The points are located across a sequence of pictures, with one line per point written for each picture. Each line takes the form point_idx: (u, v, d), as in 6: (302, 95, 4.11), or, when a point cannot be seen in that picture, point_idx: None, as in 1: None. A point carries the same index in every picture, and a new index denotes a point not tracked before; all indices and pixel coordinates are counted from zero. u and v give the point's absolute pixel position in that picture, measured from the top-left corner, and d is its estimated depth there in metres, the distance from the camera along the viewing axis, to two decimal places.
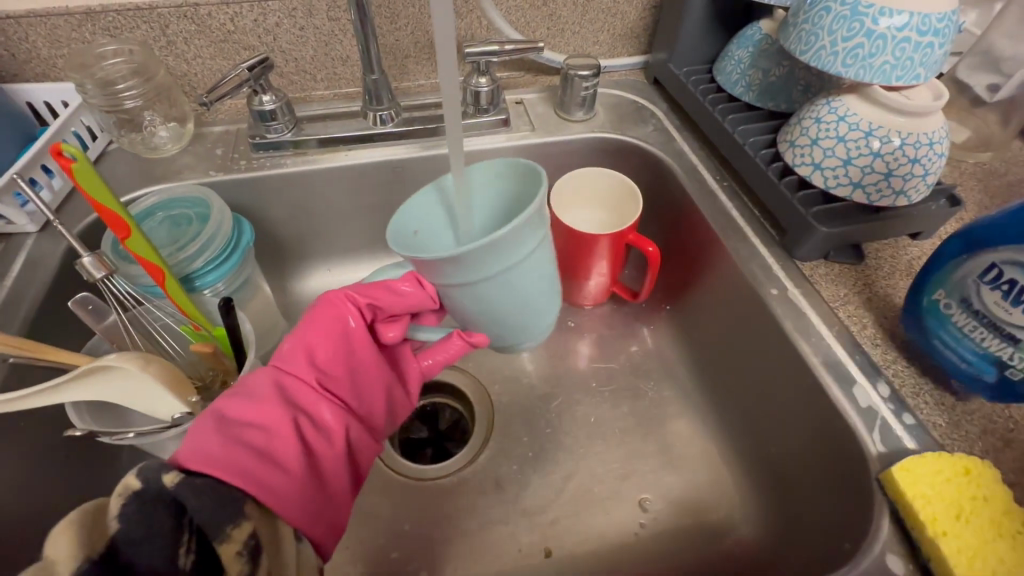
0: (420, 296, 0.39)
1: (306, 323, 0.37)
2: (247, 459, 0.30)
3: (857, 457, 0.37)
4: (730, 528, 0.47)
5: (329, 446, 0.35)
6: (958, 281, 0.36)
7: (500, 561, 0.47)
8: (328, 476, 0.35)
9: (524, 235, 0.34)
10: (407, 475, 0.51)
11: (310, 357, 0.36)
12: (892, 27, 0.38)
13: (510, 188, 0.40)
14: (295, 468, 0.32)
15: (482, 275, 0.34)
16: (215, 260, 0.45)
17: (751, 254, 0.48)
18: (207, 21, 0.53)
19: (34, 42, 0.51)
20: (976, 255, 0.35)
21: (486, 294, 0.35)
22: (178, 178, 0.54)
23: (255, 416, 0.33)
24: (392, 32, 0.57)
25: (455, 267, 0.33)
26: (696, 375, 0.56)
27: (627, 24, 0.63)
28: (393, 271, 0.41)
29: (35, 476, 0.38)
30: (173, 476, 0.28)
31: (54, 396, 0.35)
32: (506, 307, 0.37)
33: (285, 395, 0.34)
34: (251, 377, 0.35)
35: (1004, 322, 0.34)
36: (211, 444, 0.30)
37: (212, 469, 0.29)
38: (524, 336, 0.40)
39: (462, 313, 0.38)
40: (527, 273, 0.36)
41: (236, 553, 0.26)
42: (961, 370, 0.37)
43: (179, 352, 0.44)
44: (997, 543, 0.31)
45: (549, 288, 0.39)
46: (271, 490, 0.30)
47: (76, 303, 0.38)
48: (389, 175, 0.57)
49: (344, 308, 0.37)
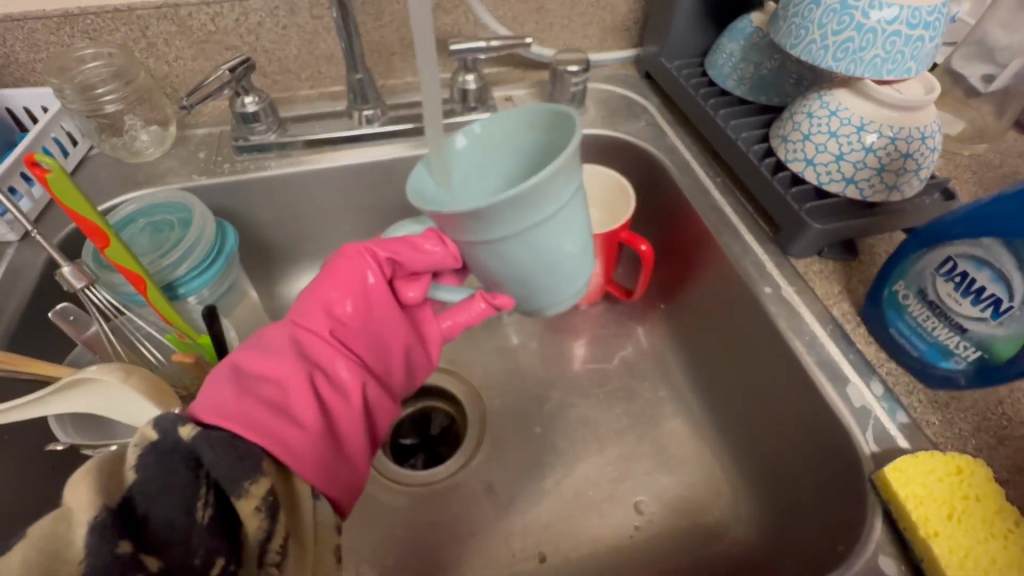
0: (442, 254, 0.37)
1: (324, 276, 0.36)
2: (263, 413, 0.31)
3: (851, 457, 0.36)
4: (725, 529, 0.47)
5: (347, 405, 0.34)
6: (916, 273, 0.38)
7: (494, 564, 0.47)
8: (346, 438, 0.34)
9: (554, 189, 0.33)
10: (390, 478, 0.51)
11: (328, 312, 0.35)
12: (882, 21, 0.38)
13: (539, 138, 0.39)
14: (311, 425, 0.32)
15: (511, 231, 0.33)
16: (198, 267, 0.45)
17: (743, 251, 0.47)
18: (188, 22, 0.52)
19: (11, 47, 0.50)
20: (932, 249, 0.36)
21: (514, 253, 0.34)
22: (163, 183, 0.53)
23: (272, 372, 0.32)
24: (376, 29, 0.56)
25: (477, 224, 0.32)
26: (690, 374, 0.55)
27: (616, 17, 0.62)
28: (411, 224, 0.41)
29: (21, 490, 0.38)
30: (190, 429, 0.28)
31: (38, 408, 0.35)
32: (533, 266, 0.35)
33: (302, 352, 0.34)
34: (268, 333, 0.35)
35: (954, 312, 0.35)
36: (227, 397, 0.31)
37: (228, 421, 0.30)
38: (552, 301, 0.39)
39: (487, 274, 0.36)
40: (553, 232, 0.34)
41: (255, 509, 0.27)
42: (913, 360, 0.38)
43: (164, 362, 0.43)
44: (989, 543, 0.31)
45: (580, 248, 0.37)
46: (286, 446, 0.30)
47: (58, 314, 0.38)
48: (376, 176, 0.57)
49: (364, 262, 0.36)
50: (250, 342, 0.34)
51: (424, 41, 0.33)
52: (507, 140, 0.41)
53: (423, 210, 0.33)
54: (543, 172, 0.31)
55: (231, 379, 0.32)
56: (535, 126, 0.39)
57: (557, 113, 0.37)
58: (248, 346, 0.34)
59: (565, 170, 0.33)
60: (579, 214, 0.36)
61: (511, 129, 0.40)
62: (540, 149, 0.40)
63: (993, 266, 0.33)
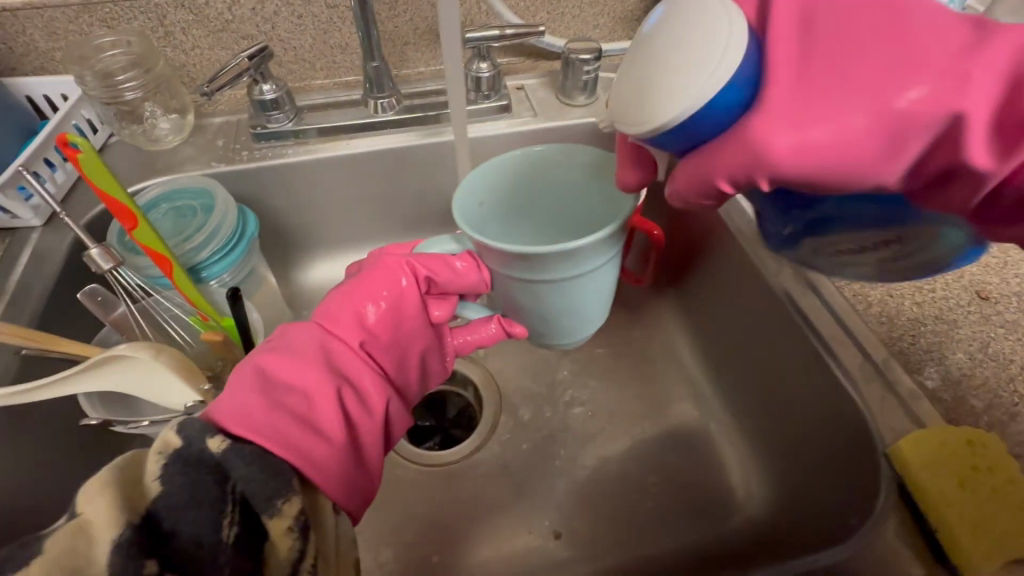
0: (474, 278, 0.40)
1: (357, 287, 0.39)
2: (289, 425, 0.30)
3: (864, 434, 0.37)
4: (736, 508, 0.47)
5: (369, 417, 0.35)
6: (802, 257, 0.35)
7: (510, 545, 0.47)
8: (365, 450, 0.34)
9: (597, 246, 0.36)
10: (406, 458, 0.52)
11: (360, 321, 0.38)
12: None
13: (582, 177, 0.44)
14: (336, 438, 0.32)
15: (541, 278, 0.37)
16: (221, 250, 0.45)
17: (755, 236, 0.48)
18: (205, 11, 0.52)
19: (31, 35, 0.51)
20: (791, 246, 0.34)
21: (539, 293, 0.39)
22: (181, 170, 0.54)
23: (300, 382, 0.33)
24: (391, 18, 0.57)
25: (523, 262, 0.36)
26: (701, 358, 0.56)
27: (627, 7, 0.62)
28: (448, 242, 0.42)
29: (48, 467, 0.39)
30: (219, 441, 0.27)
31: (67, 387, 0.35)
32: (553, 309, 0.40)
33: (328, 361, 0.35)
34: (297, 338, 0.35)
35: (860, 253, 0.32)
36: (255, 407, 0.30)
37: (257, 434, 0.29)
38: (563, 333, 0.43)
39: (507, 299, 0.41)
40: (583, 284, 0.39)
41: (287, 529, 0.26)
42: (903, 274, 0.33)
43: (191, 343, 0.44)
44: (1003, 514, 0.31)
45: (597, 302, 0.42)
46: (312, 459, 0.30)
47: (86, 295, 0.39)
48: (390, 164, 0.57)
49: (401, 277, 0.39)
50: (276, 345, 0.35)
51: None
52: (551, 170, 0.44)
53: (472, 236, 0.36)
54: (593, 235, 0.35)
55: (257, 385, 0.31)
56: (582, 167, 0.43)
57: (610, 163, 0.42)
58: (275, 350, 0.34)
59: (610, 234, 0.36)
60: (608, 272, 0.40)
61: (576, 175, 0.44)
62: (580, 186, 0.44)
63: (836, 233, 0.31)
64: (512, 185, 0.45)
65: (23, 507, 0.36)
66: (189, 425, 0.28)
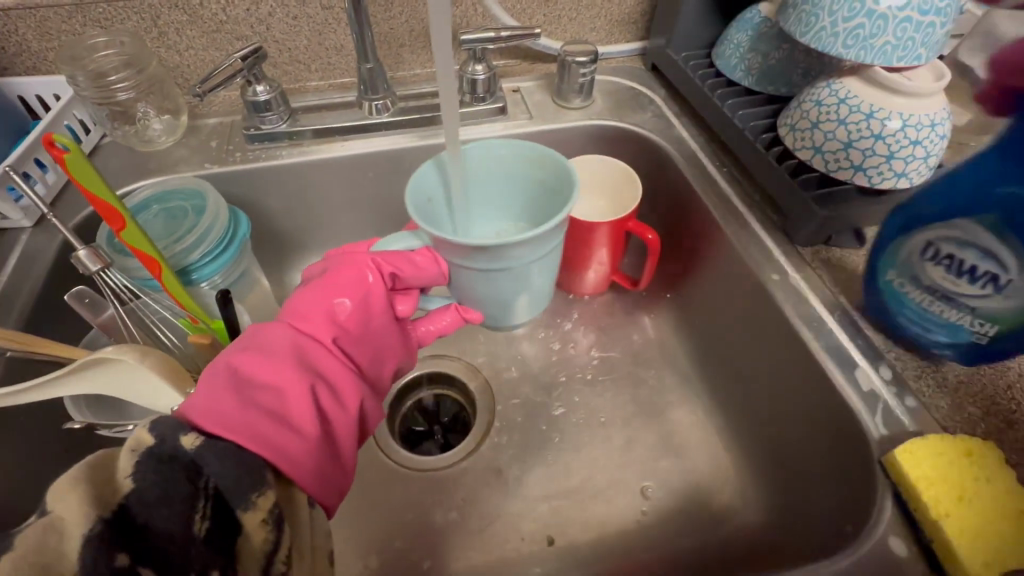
0: (433, 271, 0.40)
1: (327, 284, 0.38)
2: (262, 422, 0.30)
3: (858, 440, 0.37)
4: (732, 515, 0.47)
5: (343, 411, 0.35)
6: (904, 261, 0.38)
7: (503, 550, 0.47)
8: (340, 444, 0.34)
9: (549, 237, 0.38)
10: (396, 460, 0.52)
11: (332, 318, 0.37)
12: (892, 7, 0.38)
13: (528, 171, 0.45)
14: (310, 433, 0.31)
15: (503, 265, 0.38)
16: (211, 252, 0.45)
17: (750, 239, 0.48)
18: (199, 11, 0.52)
19: (24, 35, 0.51)
20: (914, 234, 0.37)
21: (497, 281, 0.40)
22: (173, 171, 0.53)
23: (272, 379, 0.32)
24: (386, 20, 0.57)
25: (483, 253, 0.36)
26: (696, 363, 0.56)
27: (624, 10, 0.62)
28: (409, 237, 0.40)
29: (32, 468, 0.38)
30: (192, 439, 0.27)
31: (56, 389, 0.35)
32: (513, 293, 0.41)
33: (302, 358, 0.34)
34: (268, 336, 0.34)
35: (957, 293, 0.35)
36: (228, 404, 0.29)
37: (230, 430, 0.28)
38: (516, 318, 0.45)
39: (464, 291, 0.41)
40: (538, 270, 0.40)
41: (262, 522, 0.26)
42: (929, 339, 0.38)
43: (177, 345, 0.43)
44: (1000, 525, 0.31)
45: (546, 286, 0.43)
46: (287, 456, 0.30)
47: (74, 296, 0.39)
48: (385, 166, 0.57)
49: (366, 273, 0.38)
50: (246, 343, 0.34)
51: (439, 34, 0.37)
52: (496, 165, 0.45)
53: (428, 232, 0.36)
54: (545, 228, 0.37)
55: (229, 384, 0.30)
56: (527, 161, 0.44)
57: (552, 158, 0.43)
58: (246, 349, 0.33)
59: (555, 231, 0.38)
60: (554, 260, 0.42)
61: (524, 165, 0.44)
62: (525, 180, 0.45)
63: (975, 245, 0.34)
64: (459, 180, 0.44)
65: (6, 511, 0.36)
66: (163, 423, 0.27)
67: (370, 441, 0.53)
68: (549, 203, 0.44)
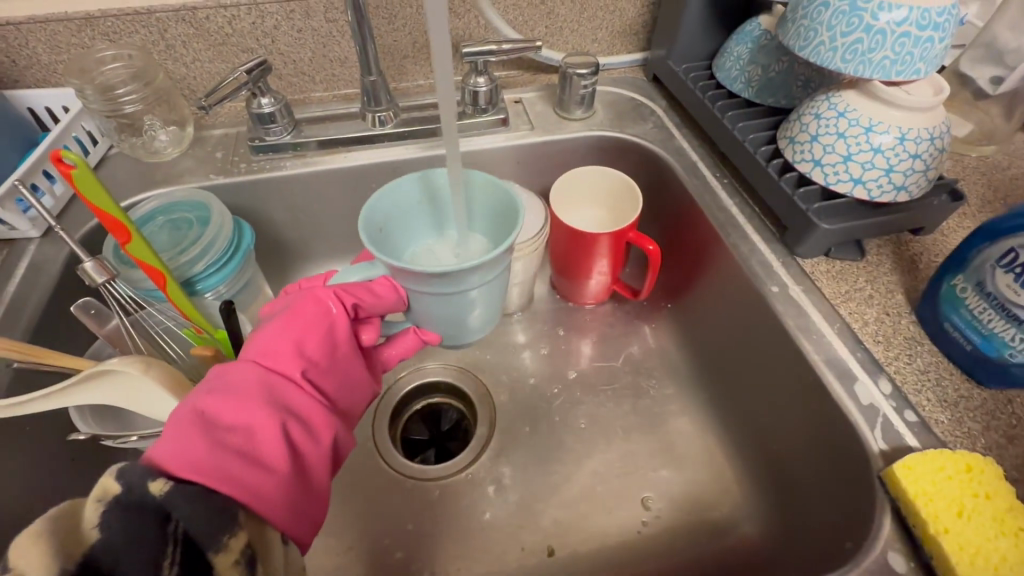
0: (393, 299, 0.39)
1: (287, 320, 0.37)
2: (235, 463, 0.29)
3: (858, 453, 0.37)
4: (733, 525, 0.47)
5: (314, 443, 0.34)
6: (975, 266, 0.38)
7: (503, 560, 0.47)
8: (313, 477, 0.33)
9: (503, 259, 0.37)
10: (392, 467, 0.52)
11: (299, 350, 0.36)
12: (892, 22, 0.38)
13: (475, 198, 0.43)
14: (281, 468, 0.31)
15: (458, 289, 0.37)
16: (215, 263, 0.46)
17: (750, 250, 0.48)
18: (205, 25, 0.53)
19: (34, 48, 0.52)
20: (995, 241, 0.36)
21: (453, 303, 0.38)
22: (179, 181, 0.54)
23: (241, 416, 0.31)
24: (390, 32, 0.57)
25: (440, 279, 0.35)
26: (697, 373, 0.56)
27: (625, 21, 0.62)
28: (366, 267, 0.39)
29: (38, 478, 0.39)
30: (161, 483, 0.25)
31: (60, 400, 0.35)
32: (467, 313, 0.40)
33: (270, 394, 0.33)
34: (233, 375, 0.33)
35: (1013, 303, 0.35)
36: (198, 447, 0.28)
37: (201, 473, 0.27)
38: (472, 335, 0.44)
39: (422, 317, 0.41)
40: (492, 290, 0.39)
41: (233, 564, 0.25)
42: (966, 352, 0.39)
43: (181, 356, 0.43)
44: (998, 541, 0.30)
45: (497, 304, 0.42)
46: (262, 495, 0.29)
47: (79, 308, 0.40)
48: (388, 176, 0.58)
49: (329, 306, 0.38)
50: (211, 384, 0.32)
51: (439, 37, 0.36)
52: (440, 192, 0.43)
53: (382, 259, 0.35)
54: (499, 250, 0.36)
55: (197, 426, 0.29)
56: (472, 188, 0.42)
57: (498, 186, 0.41)
58: (211, 390, 0.32)
59: (506, 254, 0.37)
60: (505, 279, 0.41)
61: (484, 196, 0.42)
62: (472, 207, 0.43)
63: None
64: (418, 205, 0.43)
65: (12, 521, 0.36)
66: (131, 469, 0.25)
67: (370, 450, 0.53)
68: (495, 227, 0.42)
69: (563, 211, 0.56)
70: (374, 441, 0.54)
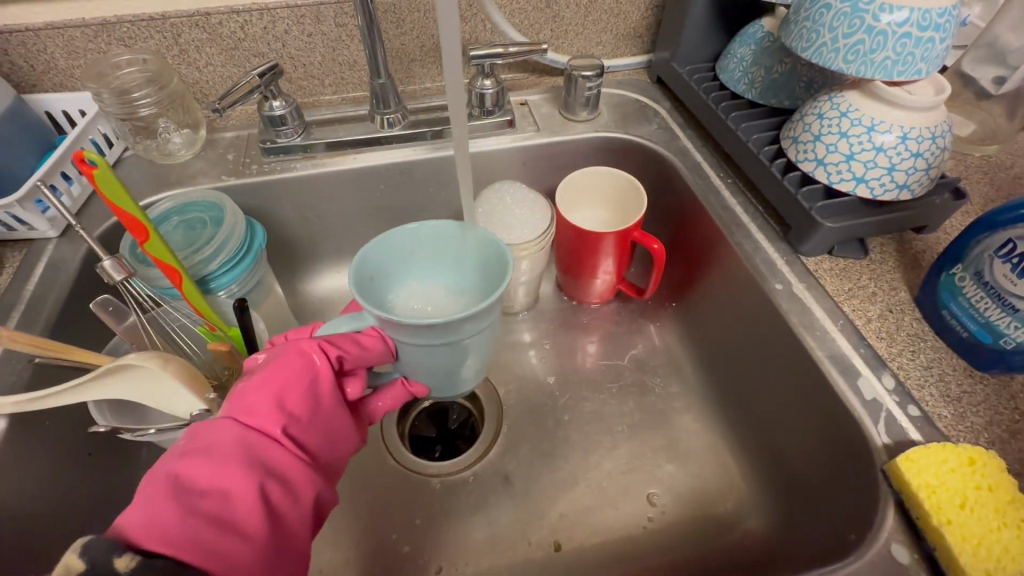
0: (381, 350, 0.37)
1: (266, 372, 0.34)
2: (206, 533, 0.27)
3: (861, 447, 0.37)
4: (738, 520, 0.47)
5: (294, 503, 0.33)
6: (974, 255, 0.39)
7: (509, 555, 0.48)
8: (293, 539, 0.32)
9: (491, 308, 0.36)
10: (397, 460, 0.53)
11: (279, 405, 0.33)
12: (892, 24, 0.39)
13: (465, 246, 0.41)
14: (256, 534, 0.29)
15: (444, 341, 0.35)
16: (229, 262, 0.47)
17: (754, 249, 0.48)
18: (219, 30, 0.54)
19: (52, 54, 0.53)
20: (994, 232, 0.38)
21: (441, 355, 0.37)
22: (192, 183, 0.55)
23: (217, 480, 0.30)
24: (398, 36, 0.58)
25: (428, 330, 0.34)
26: (702, 371, 0.56)
27: (629, 24, 0.63)
28: (355, 319, 0.37)
29: (58, 471, 0.40)
30: (128, 559, 0.25)
31: (75, 396, 0.36)
32: (456, 365, 0.38)
33: (249, 454, 0.31)
34: (211, 433, 0.32)
35: (1010, 292, 0.37)
36: (168, 516, 0.27)
37: (171, 545, 0.26)
38: (463, 385, 0.42)
39: (410, 368, 0.38)
40: (481, 341, 0.38)
41: None
42: (963, 339, 0.40)
43: (197, 353, 0.44)
44: (1001, 532, 0.31)
45: (488, 355, 0.40)
46: (234, 566, 0.28)
47: (99, 305, 0.40)
48: (396, 178, 0.59)
49: (311, 359, 0.35)
50: (188, 444, 0.31)
51: (449, 39, 0.36)
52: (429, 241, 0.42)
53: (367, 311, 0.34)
54: (485, 302, 0.35)
55: (169, 492, 0.28)
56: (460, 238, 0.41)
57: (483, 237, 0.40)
58: (188, 451, 0.31)
59: (494, 305, 0.36)
60: (495, 330, 0.39)
61: (471, 245, 0.41)
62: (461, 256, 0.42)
63: None
64: (407, 254, 0.41)
65: (32, 513, 0.37)
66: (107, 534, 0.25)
67: (378, 443, 0.54)
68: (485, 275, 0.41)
69: (569, 211, 0.57)
70: (382, 434, 0.55)
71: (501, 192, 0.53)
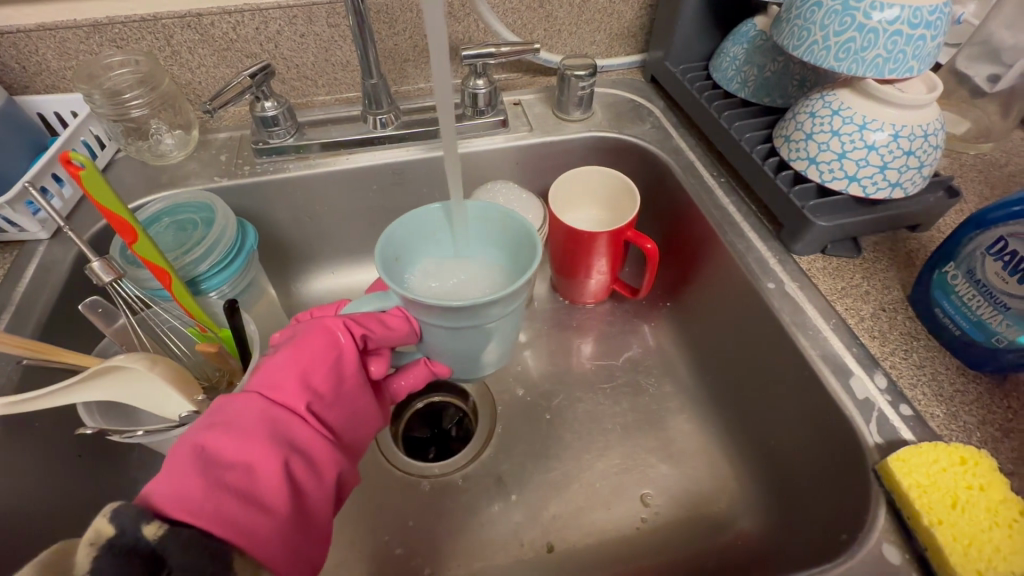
0: (405, 330, 0.38)
1: (292, 349, 0.35)
2: (232, 503, 0.27)
3: (853, 446, 0.37)
4: (731, 521, 0.47)
5: (317, 480, 0.33)
6: (966, 253, 0.39)
7: (502, 555, 0.47)
8: (314, 516, 0.32)
9: (520, 291, 0.35)
10: (383, 456, 0.53)
11: (304, 382, 0.34)
12: (883, 21, 0.39)
13: (489, 228, 0.41)
14: (280, 508, 0.29)
15: (472, 322, 0.35)
16: (220, 263, 0.47)
17: (747, 248, 0.48)
18: (210, 30, 0.54)
19: (43, 55, 0.53)
20: (985, 230, 0.37)
21: (469, 335, 0.36)
22: (184, 184, 0.55)
23: (242, 452, 0.30)
24: (390, 36, 0.58)
25: (454, 312, 0.33)
26: (696, 371, 0.56)
27: (623, 24, 0.63)
28: (381, 297, 0.37)
29: (48, 473, 0.40)
30: (155, 527, 0.24)
31: (65, 398, 0.36)
32: (482, 346, 0.38)
33: (274, 429, 0.32)
34: (236, 408, 0.32)
35: (1002, 290, 0.37)
36: (194, 486, 0.27)
37: (197, 514, 0.26)
38: (487, 366, 0.41)
39: (434, 349, 0.39)
40: (508, 322, 0.37)
41: None
42: (956, 338, 0.40)
43: (185, 354, 0.44)
44: (993, 531, 0.31)
45: (512, 337, 0.40)
46: (258, 538, 0.27)
47: (88, 307, 0.40)
48: (389, 178, 0.59)
49: (334, 338, 0.36)
50: (214, 417, 0.31)
51: (438, 38, 0.36)
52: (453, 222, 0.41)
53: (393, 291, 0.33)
54: (516, 283, 0.34)
55: (195, 463, 0.28)
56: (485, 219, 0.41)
57: (508, 219, 0.40)
58: (212, 424, 0.31)
59: (523, 288, 0.35)
60: (522, 311, 0.38)
61: (491, 227, 0.41)
62: (487, 238, 0.42)
63: None
64: (427, 235, 0.41)
65: (21, 514, 0.37)
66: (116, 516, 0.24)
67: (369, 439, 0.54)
68: (511, 257, 0.40)
69: (562, 211, 0.56)
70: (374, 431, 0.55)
71: (493, 191, 0.53)
